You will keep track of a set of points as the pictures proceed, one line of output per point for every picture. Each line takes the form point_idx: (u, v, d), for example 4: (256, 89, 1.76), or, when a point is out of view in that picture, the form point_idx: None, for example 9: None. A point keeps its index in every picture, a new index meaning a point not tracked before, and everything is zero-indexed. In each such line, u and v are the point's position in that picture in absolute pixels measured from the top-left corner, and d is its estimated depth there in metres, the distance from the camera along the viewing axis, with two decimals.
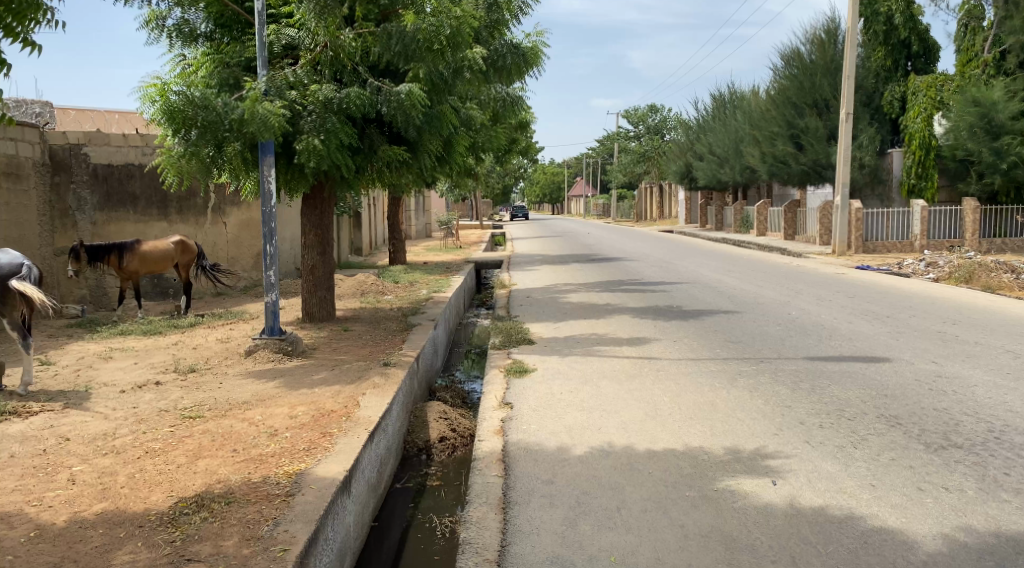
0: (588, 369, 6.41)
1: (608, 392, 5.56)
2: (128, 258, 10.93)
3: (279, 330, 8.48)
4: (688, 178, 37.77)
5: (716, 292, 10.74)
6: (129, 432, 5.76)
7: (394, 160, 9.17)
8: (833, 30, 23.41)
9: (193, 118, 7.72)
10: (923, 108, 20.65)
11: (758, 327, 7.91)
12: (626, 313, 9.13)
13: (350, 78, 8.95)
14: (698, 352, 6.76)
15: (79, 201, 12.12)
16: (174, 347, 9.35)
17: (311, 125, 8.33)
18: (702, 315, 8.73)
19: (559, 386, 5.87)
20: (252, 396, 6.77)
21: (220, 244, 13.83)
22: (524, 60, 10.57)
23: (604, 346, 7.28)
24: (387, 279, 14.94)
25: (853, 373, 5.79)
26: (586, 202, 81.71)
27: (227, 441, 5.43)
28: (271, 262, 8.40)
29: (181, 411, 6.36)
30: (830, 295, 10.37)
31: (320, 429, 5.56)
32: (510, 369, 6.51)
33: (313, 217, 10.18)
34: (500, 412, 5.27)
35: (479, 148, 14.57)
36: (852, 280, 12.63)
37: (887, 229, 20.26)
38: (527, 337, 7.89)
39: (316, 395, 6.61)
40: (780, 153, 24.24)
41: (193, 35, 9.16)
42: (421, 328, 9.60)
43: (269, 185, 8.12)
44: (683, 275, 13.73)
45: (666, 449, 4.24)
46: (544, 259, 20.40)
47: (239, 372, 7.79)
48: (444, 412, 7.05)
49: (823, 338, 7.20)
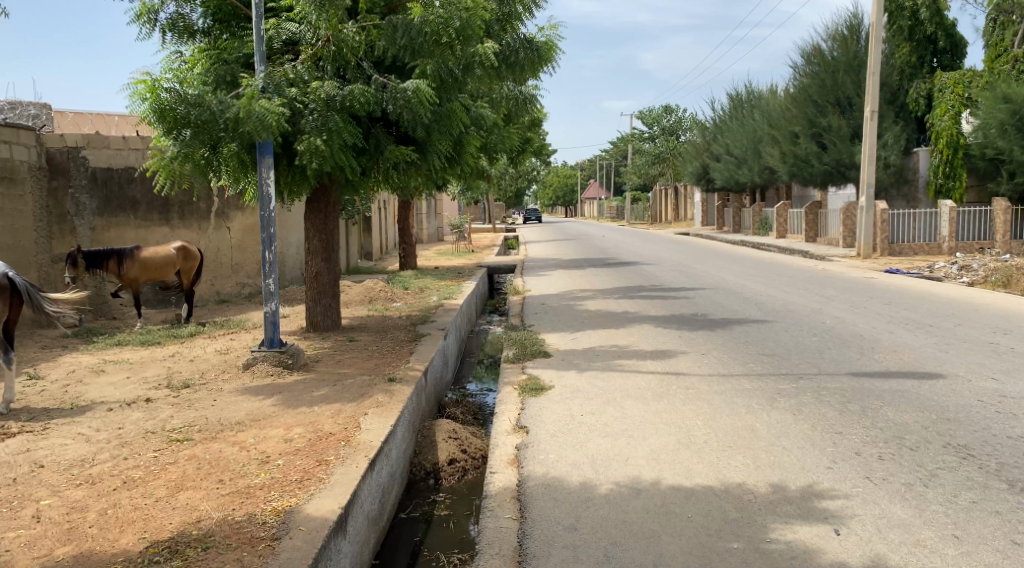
0: (609, 387, 5.86)
1: (635, 415, 5.01)
2: (127, 265, 10.47)
3: (279, 342, 8.00)
4: (705, 179, 37.12)
5: (742, 299, 10.19)
6: (110, 458, 5.27)
7: (402, 161, 8.67)
8: (855, 26, 22.82)
9: (187, 118, 7.25)
10: (950, 106, 20.15)
11: (792, 337, 7.35)
12: (648, 322, 8.59)
13: (355, 75, 8.44)
14: (730, 367, 6.20)
15: (78, 206, 11.63)
16: (171, 359, 8.87)
17: (312, 124, 7.83)
18: (731, 325, 8.16)
19: (580, 406, 5.33)
20: (246, 415, 6.27)
21: (224, 249, 13.37)
22: (539, 56, 10.05)
23: (626, 359, 6.74)
24: (397, 284, 14.46)
25: (905, 392, 5.24)
26: (600, 205, 81.10)
27: (213, 469, 4.93)
28: (271, 269, 7.91)
29: (169, 433, 5.86)
30: (864, 302, 9.80)
31: (316, 455, 5.05)
32: (525, 386, 5.96)
33: (317, 222, 9.71)
34: (515, 438, 4.74)
35: (491, 148, 14.06)
36: (883, 285, 12.05)
37: (913, 229, 19.59)
38: (542, 349, 7.35)
39: (314, 415, 6.11)
40: (802, 152, 23.61)
41: (190, 31, 8.74)
42: (430, 338, 9.09)
43: (268, 187, 7.67)
44: (705, 280, 13.17)
45: (704, 488, 3.69)
46: (558, 264, 19.85)
47: (236, 387, 7.31)
48: (454, 431, 6.52)
49: (865, 350, 6.64)
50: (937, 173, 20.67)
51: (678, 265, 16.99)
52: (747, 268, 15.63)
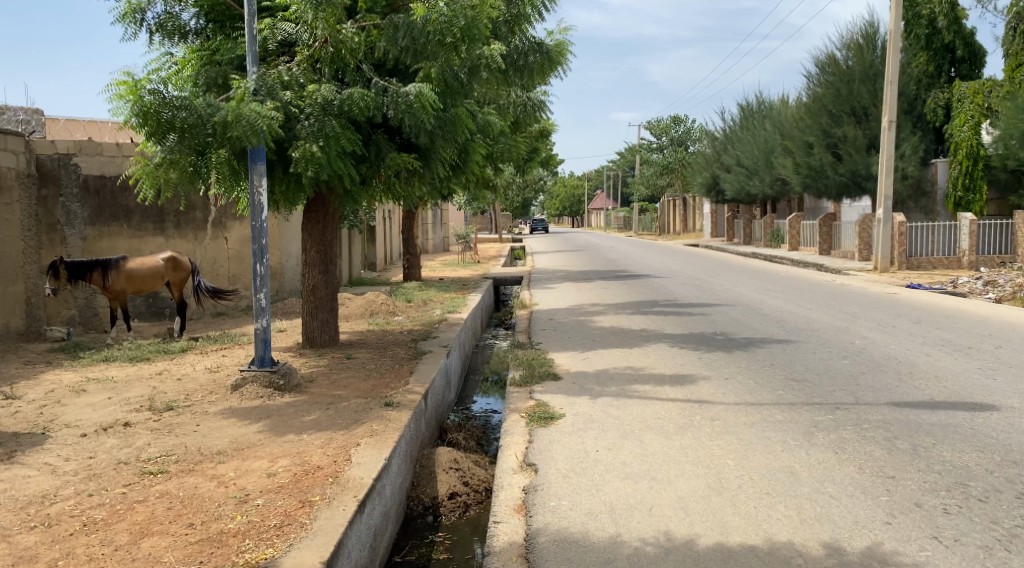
0: (626, 416, 5.35)
1: (657, 452, 4.47)
2: (112, 276, 10.05)
3: (271, 361, 7.51)
4: (715, 190, 36.49)
5: (762, 316, 9.67)
6: (72, 495, 4.75)
7: (403, 169, 8.16)
8: (871, 34, 22.39)
9: (173, 123, 6.75)
10: (969, 116, 19.67)
11: (823, 360, 6.83)
12: (664, 341, 8.07)
13: (353, 78, 7.91)
14: (757, 395, 5.67)
15: (69, 215, 11.14)
16: (157, 377, 8.38)
17: (308, 129, 7.33)
18: (754, 345, 7.64)
19: (594, 439, 4.81)
20: (230, 443, 5.77)
21: (221, 260, 12.92)
22: (550, 60, 9.53)
23: (643, 384, 6.21)
24: (399, 297, 13.97)
25: (957, 426, 4.70)
26: (607, 216, 80.51)
27: (185, 510, 4.41)
28: (262, 284, 7.41)
29: (143, 464, 5.34)
30: (892, 320, 9.27)
31: (299, 495, 4.54)
32: (533, 415, 5.44)
33: (315, 233, 9.21)
34: (523, 479, 4.24)
35: (496, 158, 13.61)
36: (908, 301, 11.50)
37: (932, 244, 19.09)
38: (551, 371, 6.83)
39: (303, 444, 5.60)
40: (816, 162, 23.08)
41: (182, 32, 8.32)
42: (432, 356, 8.58)
43: (260, 197, 7.21)
44: (721, 295, 12.64)
45: (744, 547, 3.18)
46: (566, 276, 19.27)
47: (222, 410, 6.80)
48: (457, 460, 6.05)
49: (904, 376, 6.10)
50: (955, 185, 20.07)
51: (689, 279, 16.47)
52: (762, 282, 15.10)
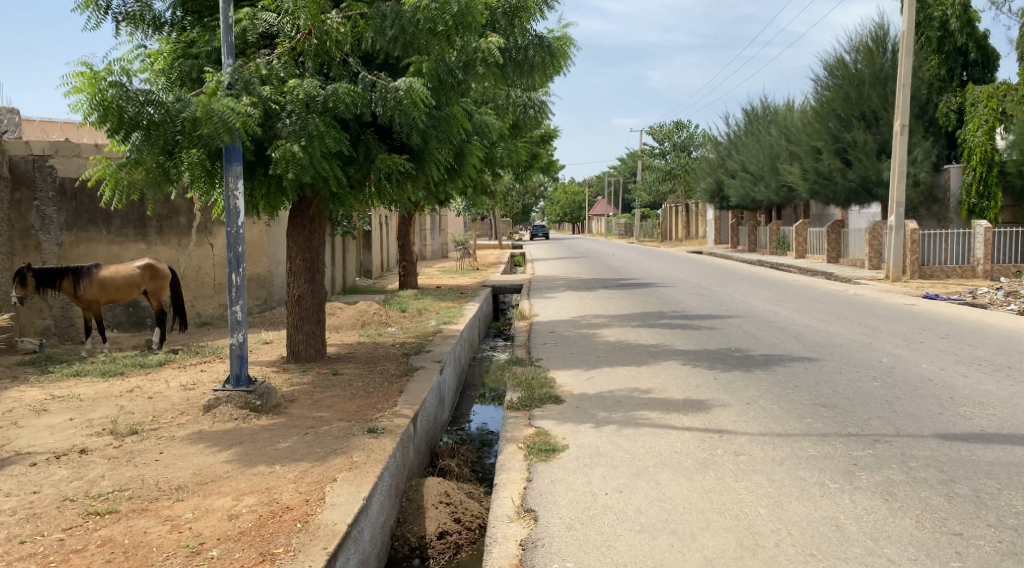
0: (639, 448, 4.75)
1: (676, 498, 3.88)
2: (84, 285, 9.59)
3: (247, 379, 6.88)
4: (719, 197, 35.79)
5: (778, 330, 9.07)
6: (3, 542, 4.13)
7: (394, 171, 7.56)
8: (881, 37, 21.83)
9: (138, 119, 6.15)
10: (984, 121, 19.10)
11: (852, 382, 6.24)
12: (675, 359, 7.46)
13: (340, 72, 7.29)
14: (784, 424, 5.08)
15: (44, 219, 10.59)
16: (128, 395, 7.75)
17: (289, 128, 6.71)
18: (773, 364, 7.03)
19: (602, 478, 4.21)
20: (194, 475, 5.15)
21: (206, 267, 12.27)
22: (555, 57, 8.89)
23: (652, 410, 5.59)
24: (394, 307, 13.37)
25: (1021, 466, 4.10)
26: (608, 222, 79.82)
27: (128, 563, 3.81)
28: (238, 295, 6.79)
29: (91, 502, 4.70)
30: (918, 334, 8.66)
31: (261, 545, 3.94)
32: (533, 446, 4.83)
33: (301, 239, 8.63)
34: (521, 530, 3.65)
35: (495, 162, 13.02)
36: (930, 313, 10.88)
37: (946, 253, 18.54)
38: (553, 394, 6.21)
39: (275, 478, 5.00)
40: (824, 168, 22.46)
41: (157, 24, 7.74)
42: (424, 373, 7.96)
43: (235, 200, 6.60)
44: (732, 306, 12.03)
45: None
46: (567, 284, 18.71)
47: (192, 434, 6.19)
48: (448, 494, 5.46)
49: (944, 402, 5.50)
50: (968, 191, 19.52)
51: (695, 288, 15.85)
52: (773, 291, 14.48)
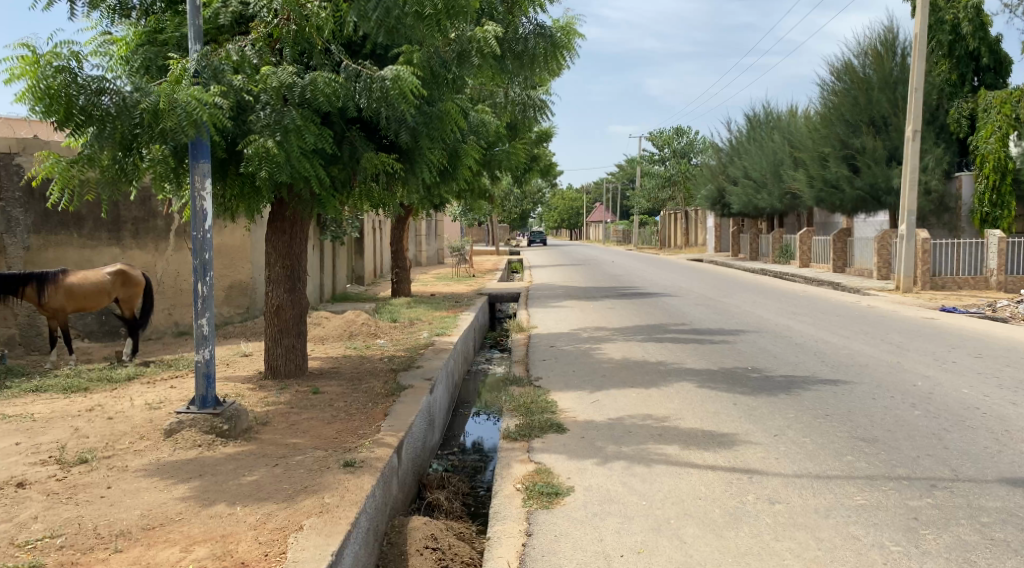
0: (656, 492, 4.07)
1: (706, 563, 3.22)
2: (49, 292, 8.87)
3: (215, 401, 6.19)
4: (720, 204, 35.17)
5: (797, 347, 8.41)
6: None
7: (382, 172, 6.87)
8: (891, 41, 21.21)
9: (90, 110, 5.45)
10: (996, 127, 18.40)
11: (891, 410, 5.57)
12: (689, 380, 6.78)
13: (321, 61, 6.63)
14: (822, 463, 4.41)
15: (9, 221, 9.89)
16: (87, 415, 7.04)
17: (265, 120, 6.01)
18: (797, 387, 6.36)
19: (616, 534, 3.55)
20: (143, 517, 4.46)
21: (185, 273, 11.49)
22: (557, 51, 8.23)
23: (668, 443, 4.92)
24: (384, 316, 12.68)
25: None
26: (608, 229, 79.15)
27: None
28: (205, 307, 6.08)
29: (14, 552, 4.01)
30: (948, 353, 8.01)
31: None
32: (534, 488, 4.14)
33: (281, 245, 7.94)
34: None
35: (493, 165, 12.36)
36: (954, 329, 10.22)
37: (957, 263, 17.89)
38: (554, 421, 5.51)
39: (233, 522, 4.30)
40: (831, 175, 22.00)
41: (124, 9, 7.08)
42: (413, 393, 7.25)
43: (202, 201, 5.90)
44: (742, 318, 11.38)
45: None
46: (567, 292, 18.10)
47: (149, 464, 5.49)
48: (435, 540, 4.77)
49: (999, 437, 4.83)
50: (981, 200, 18.84)
51: (700, 298, 15.21)
52: (783, 303, 13.83)
